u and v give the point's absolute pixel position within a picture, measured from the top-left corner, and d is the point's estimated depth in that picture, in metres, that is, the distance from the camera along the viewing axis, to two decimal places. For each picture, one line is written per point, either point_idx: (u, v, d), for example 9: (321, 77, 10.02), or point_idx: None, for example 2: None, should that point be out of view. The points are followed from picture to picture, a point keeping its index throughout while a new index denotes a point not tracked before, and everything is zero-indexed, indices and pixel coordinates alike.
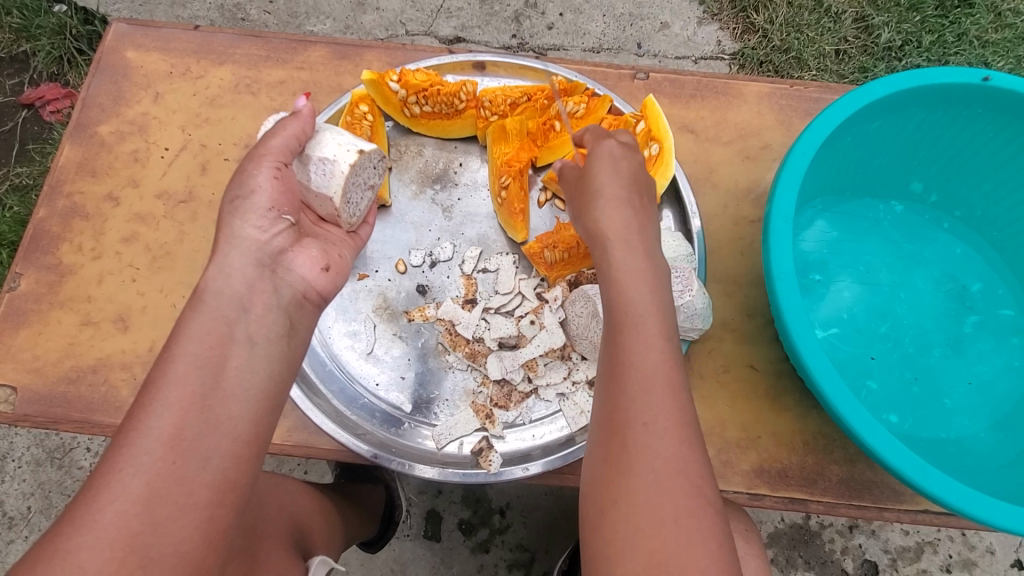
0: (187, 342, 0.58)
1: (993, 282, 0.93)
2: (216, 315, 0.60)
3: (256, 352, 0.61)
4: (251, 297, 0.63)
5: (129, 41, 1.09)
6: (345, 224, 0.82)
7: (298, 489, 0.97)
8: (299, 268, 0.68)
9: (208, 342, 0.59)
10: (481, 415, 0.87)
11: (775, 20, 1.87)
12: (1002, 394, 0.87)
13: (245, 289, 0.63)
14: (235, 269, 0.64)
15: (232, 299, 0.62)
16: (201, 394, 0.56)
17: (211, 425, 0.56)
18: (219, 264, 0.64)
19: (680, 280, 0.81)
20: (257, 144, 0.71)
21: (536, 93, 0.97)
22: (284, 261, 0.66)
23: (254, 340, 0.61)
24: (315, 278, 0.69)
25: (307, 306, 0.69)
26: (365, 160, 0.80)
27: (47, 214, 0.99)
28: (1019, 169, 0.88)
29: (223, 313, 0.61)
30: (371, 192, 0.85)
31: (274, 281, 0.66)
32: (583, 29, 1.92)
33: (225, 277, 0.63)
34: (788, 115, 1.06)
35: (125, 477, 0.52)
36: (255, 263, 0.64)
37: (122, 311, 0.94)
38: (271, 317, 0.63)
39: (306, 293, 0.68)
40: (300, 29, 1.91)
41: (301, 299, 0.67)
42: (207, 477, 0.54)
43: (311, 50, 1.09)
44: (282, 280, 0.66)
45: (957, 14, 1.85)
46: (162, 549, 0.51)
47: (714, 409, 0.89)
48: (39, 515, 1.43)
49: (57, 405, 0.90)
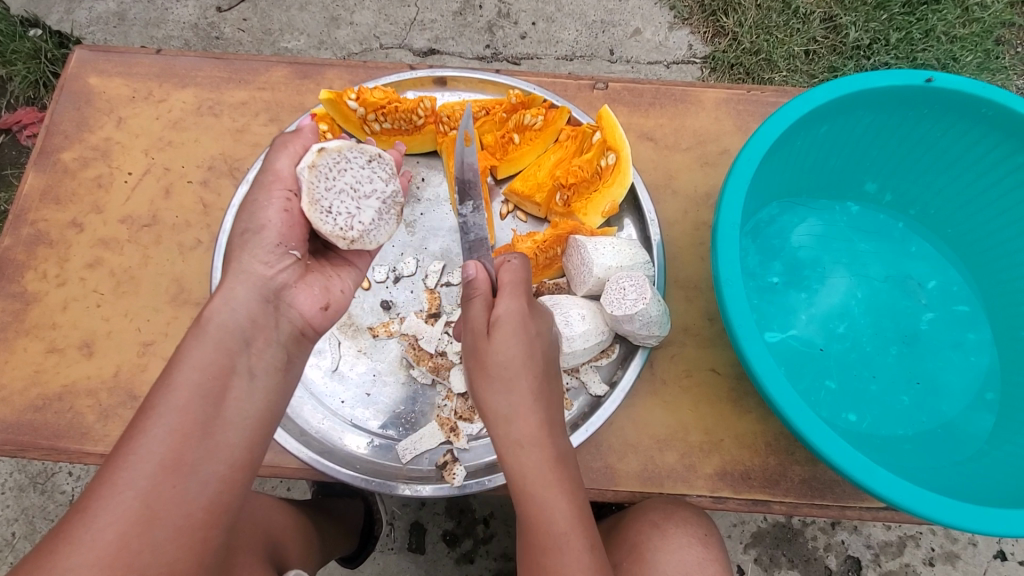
0: (189, 370, 0.60)
1: (949, 278, 0.95)
2: (217, 344, 0.63)
3: (255, 385, 0.64)
4: (253, 331, 0.65)
5: (92, 67, 1.10)
6: (335, 239, 0.72)
7: (275, 506, 0.98)
8: (300, 304, 0.70)
9: (210, 371, 0.61)
10: (446, 428, 0.88)
11: (744, 23, 1.89)
12: (957, 389, 0.88)
13: (247, 322, 0.65)
14: (239, 301, 0.65)
15: (234, 331, 0.64)
16: (201, 422, 0.58)
17: (211, 451, 0.58)
18: (220, 295, 0.66)
19: (635, 287, 0.82)
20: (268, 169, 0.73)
21: (495, 106, 0.98)
22: (249, 286, 0.66)
23: (253, 372, 0.64)
24: (313, 314, 0.71)
25: (305, 342, 0.71)
26: (337, 161, 0.73)
27: (12, 242, 1.00)
28: (967, 168, 0.90)
29: (225, 344, 0.63)
30: (371, 199, 0.75)
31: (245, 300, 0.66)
32: (556, 37, 1.94)
33: (225, 308, 0.65)
34: (745, 120, 1.07)
35: (125, 491, 0.54)
36: (259, 299, 0.66)
37: (87, 336, 0.94)
38: (270, 350, 0.66)
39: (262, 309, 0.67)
40: (274, 45, 1.92)
41: (262, 324, 0.66)
42: (204, 500, 0.57)
43: (272, 71, 1.10)
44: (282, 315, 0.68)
45: (923, 11, 1.87)
46: (153, 564, 0.53)
47: (677, 414, 0.90)
48: (22, 541, 1.43)
49: (23, 433, 0.90)
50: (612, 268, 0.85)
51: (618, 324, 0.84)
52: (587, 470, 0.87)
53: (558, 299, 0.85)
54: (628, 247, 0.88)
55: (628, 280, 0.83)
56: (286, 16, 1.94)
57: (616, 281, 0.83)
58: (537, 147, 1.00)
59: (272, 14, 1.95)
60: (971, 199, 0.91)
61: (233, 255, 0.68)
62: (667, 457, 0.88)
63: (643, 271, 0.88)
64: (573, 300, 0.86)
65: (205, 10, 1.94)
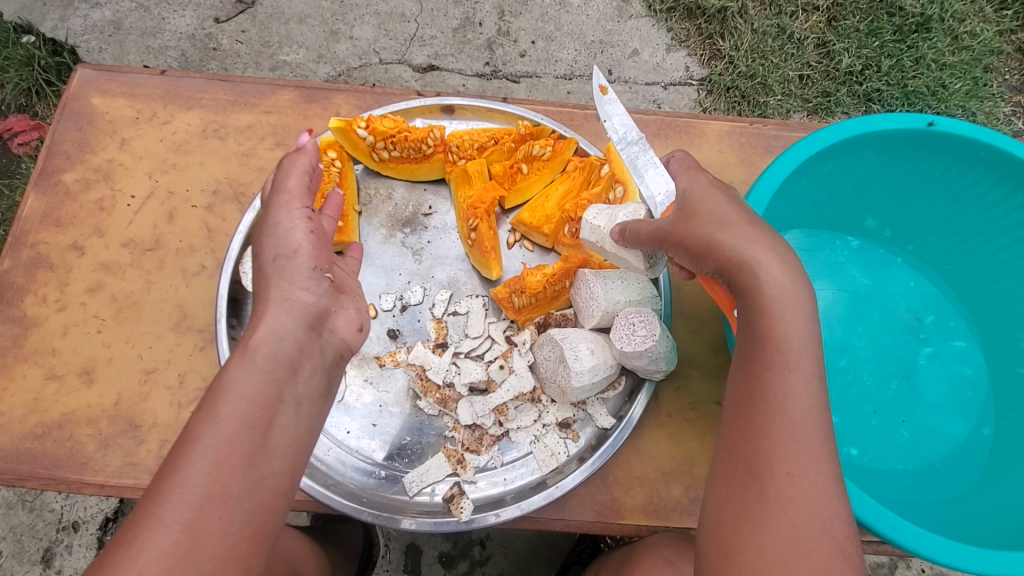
0: (236, 402, 0.60)
1: (947, 314, 0.97)
2: (270, 377, 0.62)
3: (304, 414, 0.64)
4: (302, 360, 0.65)
5: (94, 86, 1.08)
6: None
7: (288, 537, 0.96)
8: (340, 329, 0.71)
9: (232, 402, 0.59)
10: (453, 460, 0.87)
11: (740, 47, 1.92)
12: (954, 424, 0.90)
13: (297, 350, 0.66)
14: (283, 328, 0.66)
15: (285, 359, 0.65)
16: (253, 453, 0.58)
17: (260, 483, 0.58)
18: (264, 324, 0.66)
19: (644, 324, 0.83)
20: (275, 191, 0.77)
21: (503, 137, 1.00)
22: (296, 315, 0.67)
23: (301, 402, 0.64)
24: (353, 337, 0.72)
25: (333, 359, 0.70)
26: None
27: (11, 265, 0.98)
28: (964, 207, 0.92)
29: (277, 375, 0.63)
30: None
31: (326, 346, 0.68)
32: (555, 56, 1.95)
33: (277, 338, 0.65)
34: (748, 152, 1.09)
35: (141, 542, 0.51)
36: (302, 322, 0.67)
37: (88, 363, 0.93)
38: (316, 377, 0.66)
39: (341, 352, 0.71)
40: (273, 58, 1.92)
41: (310, 352, 0.67)
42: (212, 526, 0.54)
43: (279, 94, 1.09)
44: (325, 340, 0.68)
45: (914, 39, 1.92)
46: None
47: (682, 446, 0.90)
48: (9, 561, 1.40)
49: (22, 462, 0.88)
50: (620, 303, 0.86)
51: (626, 359, 0.84)
52: (595, 502, 0.88)
53: (567, 333, 0.86)
54: (636, 280, 0.88)
55: (636, 316, 0.84)
56: (286, 28, 1.94)
57: (625, 316, 0.84)
58: (545, 176, 1.01)
59: (270, 27, 1.94)
60: (967, 237, 0.93)
61: (276, 280, 0.70)
62: (673, 489, 0.88)
63: (651, 306, 0.88)
64: (580, 334, 0.86)
65: (202, 20, 1.93)
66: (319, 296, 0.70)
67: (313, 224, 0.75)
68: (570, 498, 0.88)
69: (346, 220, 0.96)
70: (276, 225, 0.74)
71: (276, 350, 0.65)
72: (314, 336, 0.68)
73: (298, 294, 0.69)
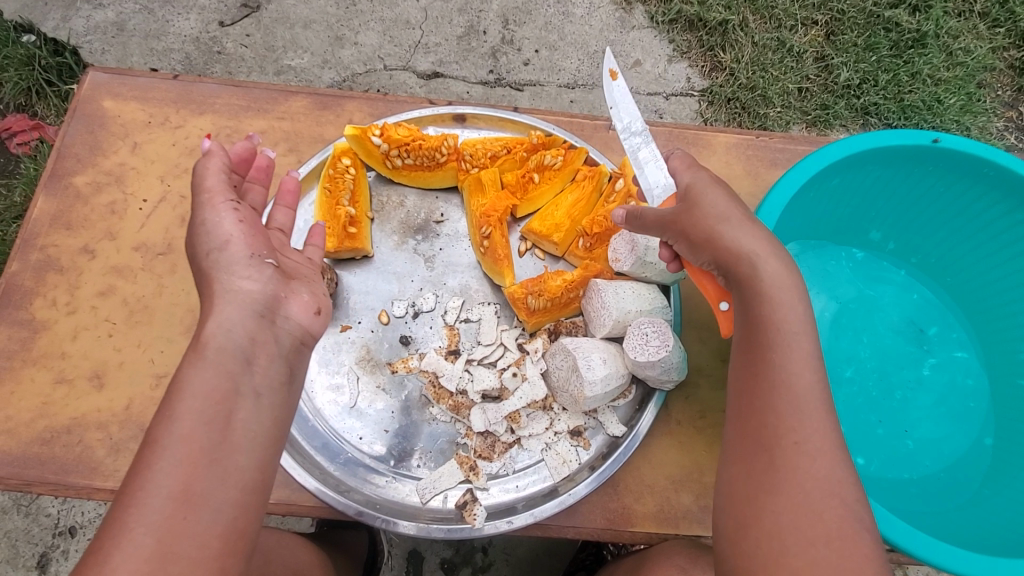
0: (255, 408, 0.60)
1: (950, 325, 0.99)
2: (218, 368, 0.58)
3: (261, 404, 0.60)
4: (254, 350, 0.61)
5: (106, 89, 1.08)
6: None
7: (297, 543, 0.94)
8: (295, 315, 0.66)
9: (252, 407, 0.59)
10: (466, 467, 0.88)
11: (741, 59, 1.95)
12: (958, 434, 0.92)
13: (247, 341, 0.61)
14: (234, 323, 0.61)
15: (235, 352, 0.60)
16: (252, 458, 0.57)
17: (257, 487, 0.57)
18: (211, 319, 0.61)
19: (657, 334, 0.84)
20: (194, 195, 0.68)
21: (516, 146, 1.01)
22: (241, 307, 0.62)
23: (258, 391, 0.61)
24: (312, 321, 0.67)
25: (306, 350, 0.68)
26: None
27: (20, 267, 0.98)
28: (967, 222, 0.94)
29: (225, 365, 0.59)
30: None
31: (281, 334, 0.64)
32: (559, 65, 1.97)
33: (225, 331, 0.61)
34: (755, 165, 1.11)
35: (139, 540, 0.50)
36: (253, 315, 0.62)
37: (98, 367, 0.93)
38: (273, 367, 0.63)
39: (304, 338, 0.67)
40: (277, 62, 1.92)
41: (261, 340, 0.62)
42: (216, 526, 0.53)
43: (291, 100, 1.10)
44: (282, 329, 0.64)
45: (910, 55, 1.96)
46: None
47: (691, 454, 0.91)
48: (3, 567, 1.38)
49: (30, 467, 0.87)
50: (632, 312, 0.87)
51: (638, 369, 0.85)
52: (605, 510, 0.88)
53: (579, 342, 0.87)
54: (647, 290, 0.89)
55: (650, 326, 0.85)
56: (291, 33, 1.94)
57: (638, 326, 0.85)
58: (555, 186, 1.02)
59: (275, 31, 1.94)
60: (970, 251, 0.96)
61: (213, 275, 0.63)
62: (682, 497, 0.89)
63: (662, 316, 0.89)
64: (593, 343, 0.87)
65: (207, 23, 1.93)
66: (264, 283, 0.64)
67: (242, 213, 0.67)
68: (580, 505, 0.88)
69: (359, 228, 0.96)
70: (204, 223, 0.65)
71: (223, 343, 0.60)
72: (266, 325, 0.63)
73: (238, 284, 0.63)
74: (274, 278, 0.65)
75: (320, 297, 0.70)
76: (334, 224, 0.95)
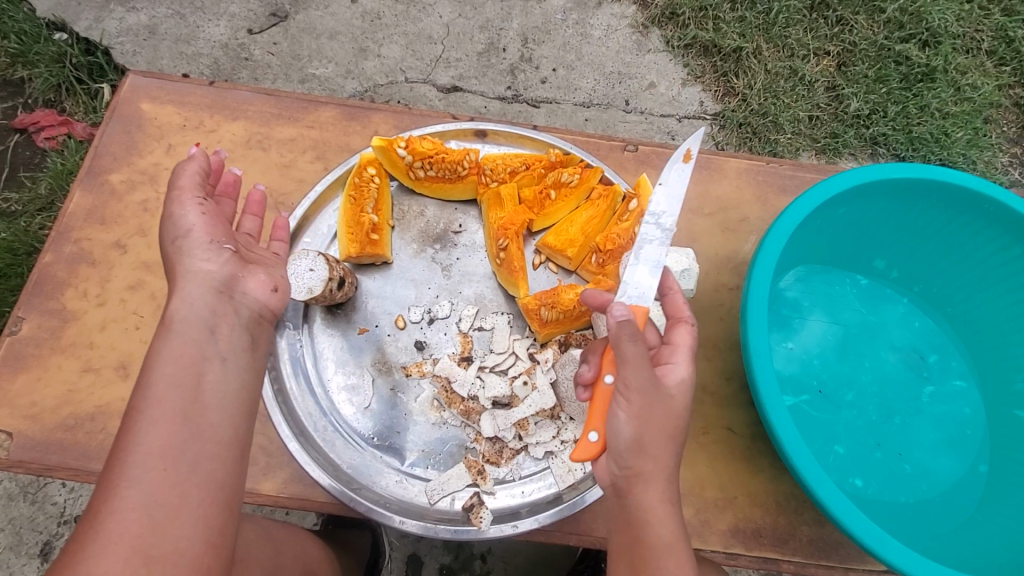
0: None
1: (948, 354, 1.01)
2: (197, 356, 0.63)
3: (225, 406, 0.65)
4: (216, 321, 0.70)
5: (144, 92, 1.13)
6: None
7: (309, 535, 0.97)
8: (252, 291, 0.75)
9: None
10: (474, 471, 0.90)
11: (754, 86, 2.00)
12: (953, 460, 0.94)
13: (208, 315, 0.70)
14: (194, 297, 0.70)
15: (198, 323, 0.69)
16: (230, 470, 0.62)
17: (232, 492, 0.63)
18: (178, 296, 0.70)
19: (665, 351, 0.86)
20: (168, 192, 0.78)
21: (534, 163, 1.05)
22: (202, 286, 0.71)
23: (224, 359, 0.69)
24: (268, 298, 0.76)
25: (264, 323, 0.77)
26: None
27: (53, 258, 1.02)
28: (968, 255, 0.97)
29: None
30: None
31: (240, 308, 0.73)
32: (575, 84, 2.02)
33: (188, 305, 0.70)
34: (764, 190, 1.15)
35: None
36: (213, 291, 0.71)
37: (124, 358, 0.96)
38: (236, 335, 0.72)
39: (261, 312, 0.76)
40: (302, 71, 1.98)
41: (222, 314, 0.71)
42: None
43: (321, 110, 1.15)
44: (239, 303, 0.73)
45: (919, 88, 2.00)
46: None
47: (693, 469, 0.94)
48: (5, 554, 1.40)
49: (53, 452, 0.91)
50: (641, 328, 0.89)
51: None
52: (609, 520, 0.90)
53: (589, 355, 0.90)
54: None
55: (658, 342, 0.87)
56: (316, 43, 2.00)
57: (646, 342, 0.88)
58: (571, 203, 1.05)
59: (301, 41, 2.00)
60: (970, 282, 0.98)
61: (179, 260, 0.73)
62: (683, 510, 0.92)
63: (670, 333, 0.92)
64: (602, 356, 0.90)
65: (236, 31, 2.00)
66: (221, 264, 0.74)
67: (206, 209, 0.77)
68: (583, 513, 0.91)
69: (381, 235, 1.00)
70: (173, 217, 0.75)
71: (185, 315, 0.69)
72: (224, 300, 0.72)
73: (200, 265, 0.73)
74: (232, 262, 0.75)
75: (278, 278, 0.80)
76: (358, 230, 0.99)
